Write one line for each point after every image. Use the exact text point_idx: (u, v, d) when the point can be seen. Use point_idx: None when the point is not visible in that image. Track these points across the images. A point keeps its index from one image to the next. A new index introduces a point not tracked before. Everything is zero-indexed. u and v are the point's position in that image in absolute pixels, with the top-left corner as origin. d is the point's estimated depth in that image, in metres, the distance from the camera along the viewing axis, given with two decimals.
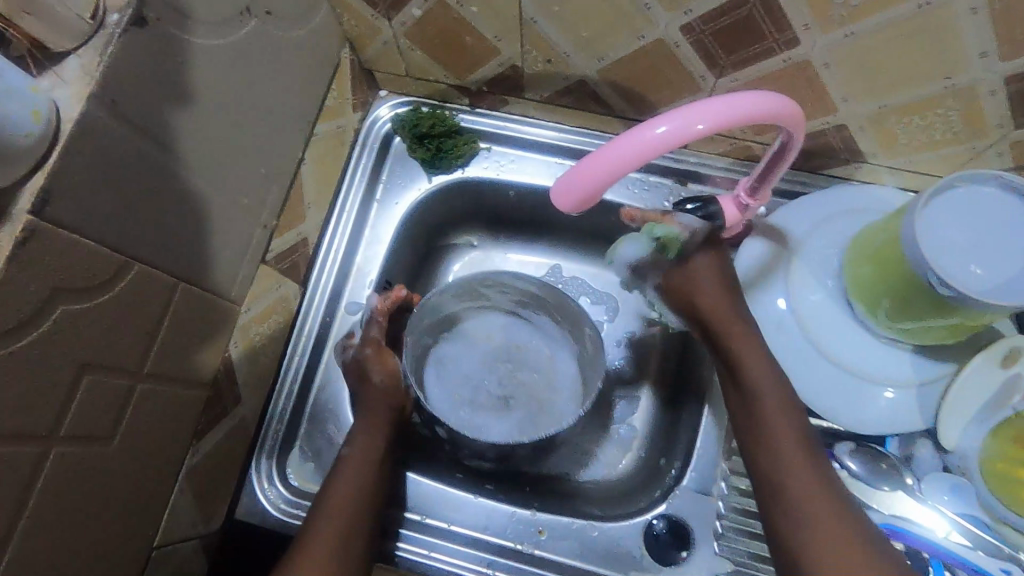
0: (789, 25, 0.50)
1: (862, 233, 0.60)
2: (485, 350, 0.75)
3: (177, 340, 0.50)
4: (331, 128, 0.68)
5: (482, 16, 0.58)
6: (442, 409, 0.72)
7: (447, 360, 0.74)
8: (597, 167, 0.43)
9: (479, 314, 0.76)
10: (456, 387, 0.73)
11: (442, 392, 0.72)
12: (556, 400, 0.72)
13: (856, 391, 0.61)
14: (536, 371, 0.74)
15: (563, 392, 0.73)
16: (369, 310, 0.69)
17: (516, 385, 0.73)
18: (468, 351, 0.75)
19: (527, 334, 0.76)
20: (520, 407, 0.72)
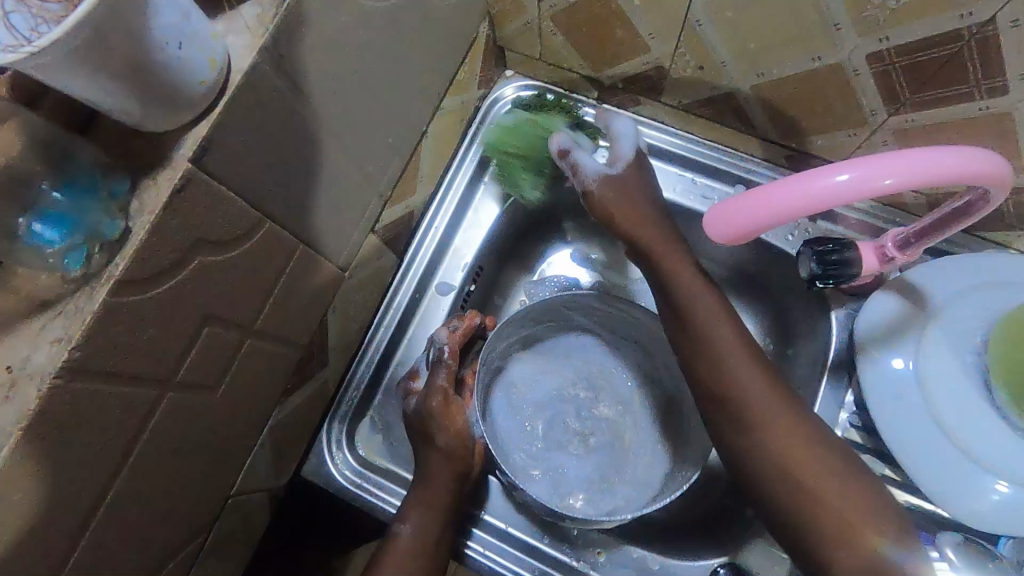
0: (1002, 72, 0.44)
1: (1020, 313, 0.53)
2: (560, 375, 0.71)
3: (284, 301, 0.49)
4: (455, 102, 0.66)
5: (642, 11, 0.54)
6: (507, 435, 0.67)
7: (519, 387, 0.70)
8: (759, 206, 0.40)
9: (560, 336, 0.72)
10: (526, 419, 0.69)
11: (509, 421, 0.68)
12: (640, 439, 0.69)
13: (978, 482, 0.55)
14: (619, 404, 0.70)
15: (649, 430, 0.69)
16: (438, 349, 0.64)
17: (596, 418, 0.70)
18: (545, 374, 0.71)
19: (609, 359, 0.72)
20: (599, 445, 0.68)
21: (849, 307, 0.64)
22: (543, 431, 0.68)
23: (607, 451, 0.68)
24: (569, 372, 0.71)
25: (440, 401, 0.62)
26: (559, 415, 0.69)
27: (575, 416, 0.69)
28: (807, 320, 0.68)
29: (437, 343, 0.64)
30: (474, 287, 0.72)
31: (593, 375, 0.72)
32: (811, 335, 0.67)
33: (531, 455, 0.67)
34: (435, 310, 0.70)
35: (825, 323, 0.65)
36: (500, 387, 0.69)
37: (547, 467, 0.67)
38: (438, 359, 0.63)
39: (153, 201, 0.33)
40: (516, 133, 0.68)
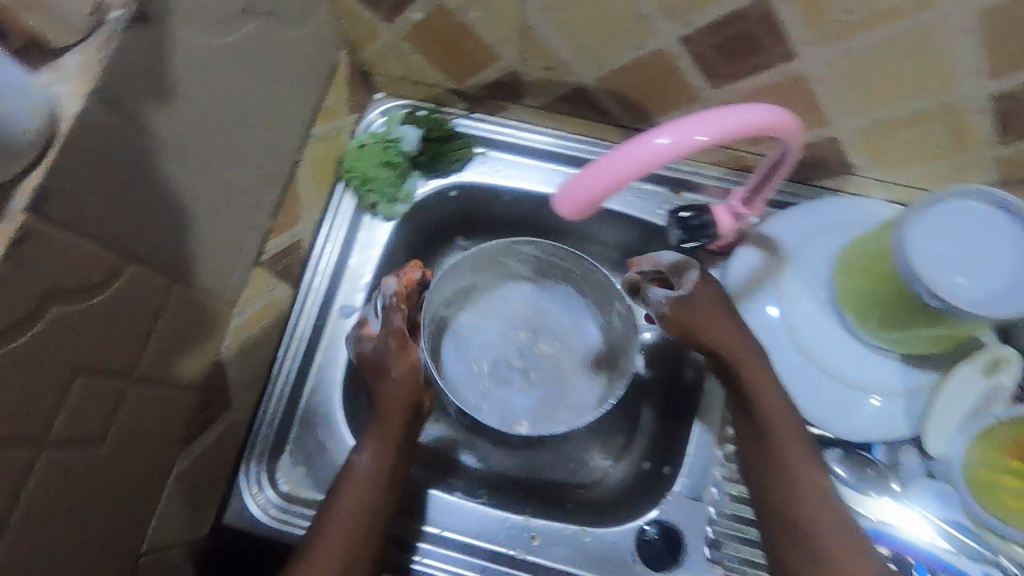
0: (787, 40, 0.51)
1: (852, 245, 0.61)
2: (505, 319, 0.76)
3: (168, 343, 0.49)
4: (327, 129, 0.68)
5: (484, 22, 0.58)
6: (458, 380, 0.73)
7: (466, 333, 0.75)
8: (602, 177, 0.44)
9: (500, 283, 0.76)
10: (475, 365, 0.74)
11: (456, 364, 0.73)
12: (580, 372, 0.74)
13: (849, 399, 0.62)
14: (559, 342, 0.75)
15: (588, 363, 0.74)
16: (387, 297, 0.64)
17: (537, 357, 0.74)
18: (489, 318, 0.76)
19: (549, 301, 0.76)
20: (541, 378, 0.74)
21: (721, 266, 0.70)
22: (489, 371, 0.73)
23: (548, 386, 0.74)
24: (510, 316, 0.76)
25: (395, 342, 0.62)
26: (505, 355, 0.74)
27: (519, 355, 0.74)
28: None
29: (386, 291, 0.65)
30: None
31: (534, 315, 0.76)
32: None
33: (479, 400, 0.72)
34: (341, 335, 0.70)
35: None
36: (449, 339, 0.74)
37: (491, 403, 0.73)
38: (390, 305, 0.64)
39: None
40: (359, 157, 0.71)
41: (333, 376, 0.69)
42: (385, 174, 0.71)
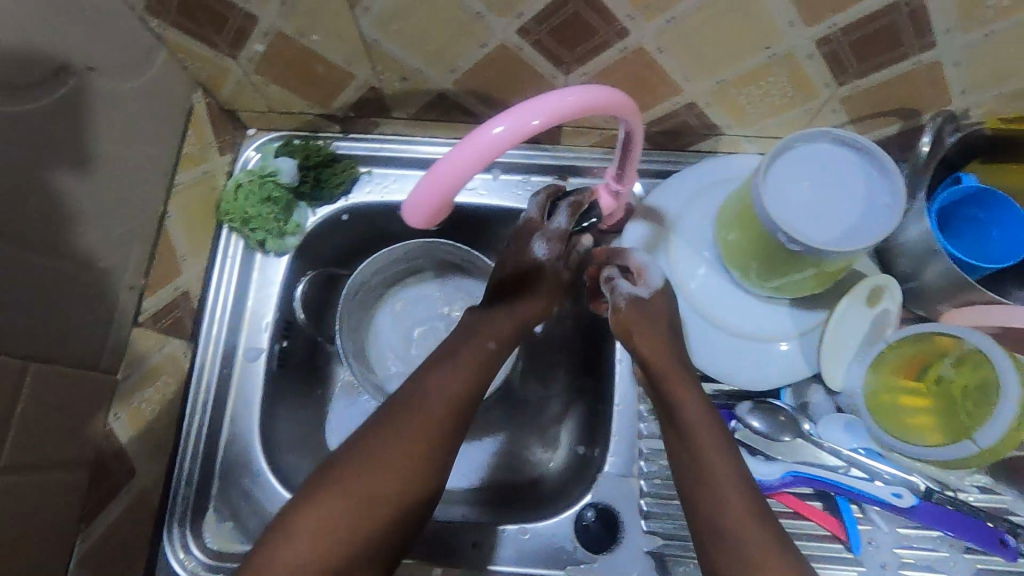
0: (614, 17, 0.52)
1: (727, 202, 0.63)
2: (436, 293, 0.81)
3: (35, 423, 0.47)
4: (196, 175, 0.66)
5: (325, 43, 0.58)
6: (393, 347, 0.79)
7: (402, 305, 0.81)
8: (443, 177, 0.43)
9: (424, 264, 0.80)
10: (394, 336, 0.79)
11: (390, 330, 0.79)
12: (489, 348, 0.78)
13: (750, 353, 0.64)
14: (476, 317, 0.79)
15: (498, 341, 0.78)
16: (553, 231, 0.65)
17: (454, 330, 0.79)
18: (423, 290, 0.81)
19: (474, 284, 0.80)
20: None
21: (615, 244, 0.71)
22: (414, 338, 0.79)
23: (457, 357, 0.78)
24: (445, 292, 0.81)
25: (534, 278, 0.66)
26: (428, 324, 0.80)
27: (437, 325, 0.80)
28: None
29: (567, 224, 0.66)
30: (286, 343, 0.71)
31: (457, 289, 0.80)
32: None
33: (369, 359, 0.77)
34: (250, 380, 0.68)
35: None
36: (384, 313, 0.80)
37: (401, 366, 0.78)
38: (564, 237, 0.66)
39: None
40: (237, 197, 0.69)
41: (249, 422, 0.67)
42: (266, 210, 0.69)
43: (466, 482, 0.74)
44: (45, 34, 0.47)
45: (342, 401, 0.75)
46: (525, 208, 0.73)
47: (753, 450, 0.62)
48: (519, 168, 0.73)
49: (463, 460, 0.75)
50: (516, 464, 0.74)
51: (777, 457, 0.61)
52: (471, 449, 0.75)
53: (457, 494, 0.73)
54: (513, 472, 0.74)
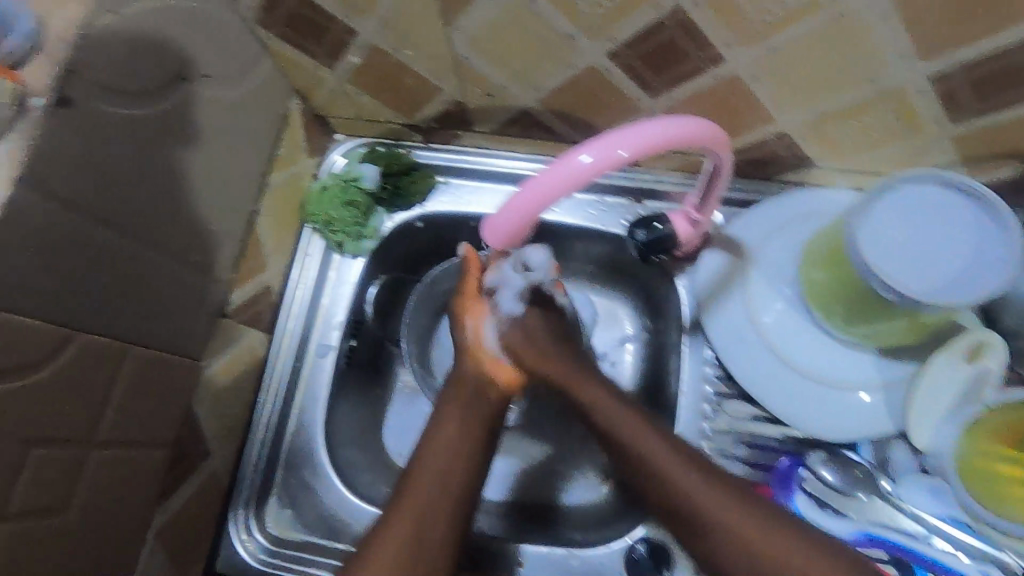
0: (710, 44, 0.50)
1: (815, 237, 0.60)
2: None
3: (133, 405, 0.50)
4: (285, 177, 0.70)
5: (416, 58, 0.59)
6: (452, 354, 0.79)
7: None
8: (527, 197, 0.43)
9: None
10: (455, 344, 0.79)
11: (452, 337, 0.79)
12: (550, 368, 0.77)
13: (827, 401, 0.60)
14: None
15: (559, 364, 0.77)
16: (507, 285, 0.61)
17: None
18: None
19: None
20: None
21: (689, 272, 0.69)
22: None
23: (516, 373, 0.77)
24: None
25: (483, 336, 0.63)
26: None
27: None
28: (658, 292, 0.72)
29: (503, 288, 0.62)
30: (354, 343, 0.74)
31: None
32: (666, 304, 0.72)
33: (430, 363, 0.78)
34: (318, 376, 0.71)
35: (674, 291, 0.69)
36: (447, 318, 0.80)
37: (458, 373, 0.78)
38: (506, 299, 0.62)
39: None
40: (322, 200, 0.72)
41: (314, 416, 0.69)
42: (348, 214, 0.72)
43: (499, 493, 0.72)
44: (168, 43, 0.50)
45: (401, 402, 0.77)
46: (597, 228, 0.72)
47: (823, 504, 0.59)
48: (594, 187, 0.72)
49: (497, 469, 0.73)
50: (539, 482, 0.73)
51: (850, 515, 0.58)
52: (503, 462, 0.73)
53: (485, 504, 0.71)
54: (545, 490, 0.72)
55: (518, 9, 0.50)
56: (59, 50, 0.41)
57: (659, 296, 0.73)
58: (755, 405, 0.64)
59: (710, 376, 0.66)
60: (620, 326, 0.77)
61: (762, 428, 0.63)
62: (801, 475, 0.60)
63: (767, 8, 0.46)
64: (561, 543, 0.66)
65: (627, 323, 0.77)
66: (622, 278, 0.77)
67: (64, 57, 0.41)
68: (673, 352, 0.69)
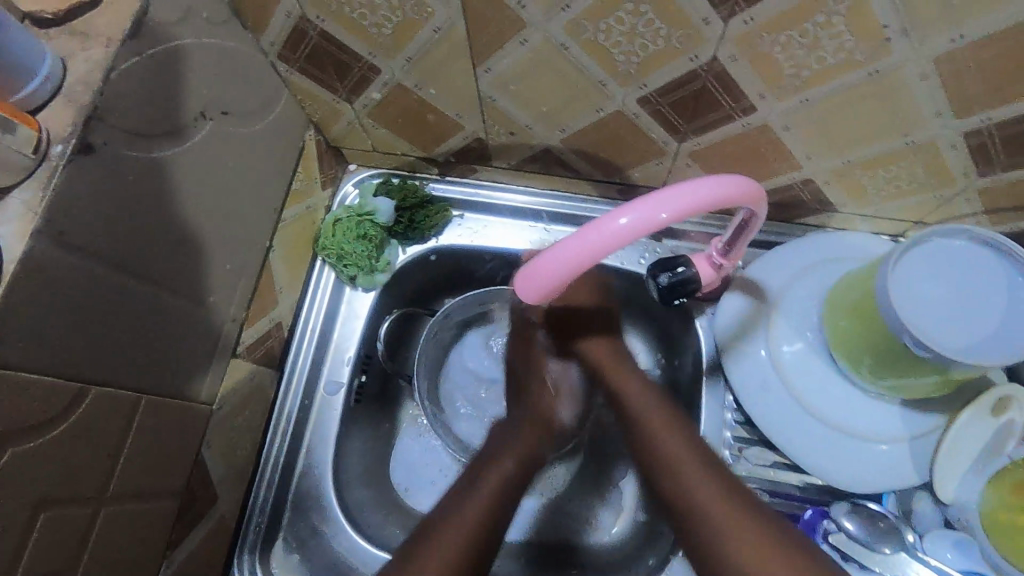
0: (744, 94, 0.50)
1: (840, 284, 0.60)
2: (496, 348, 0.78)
3: (145, 456, 0.48)
4: (300, 210, 0.68)
5: (441, 97, 0.58)
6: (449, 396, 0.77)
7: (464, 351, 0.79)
8: (563, 256, 0.41)
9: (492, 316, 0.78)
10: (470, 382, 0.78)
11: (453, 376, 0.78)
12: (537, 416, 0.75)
13: (849, 450, 0.60)
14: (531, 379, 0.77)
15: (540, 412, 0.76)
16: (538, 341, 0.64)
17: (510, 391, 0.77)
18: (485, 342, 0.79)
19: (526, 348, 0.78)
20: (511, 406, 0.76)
21: (708, 313, 0.68)
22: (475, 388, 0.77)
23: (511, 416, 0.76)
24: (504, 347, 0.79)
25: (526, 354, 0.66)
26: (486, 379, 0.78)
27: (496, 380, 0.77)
28: (676, 332, 0.71)
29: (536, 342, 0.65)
30: (365, 378, 0.72)
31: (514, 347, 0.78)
32: (684, 344, 0.71)
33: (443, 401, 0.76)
34: (327, 414, 0.69)
35: (692, 333, 0.69)
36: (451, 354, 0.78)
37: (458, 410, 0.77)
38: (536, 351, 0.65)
39: None
40: (335, 233, 0.70)
41: (324, 456, 0.67)
42: (361, 248, 0.69)
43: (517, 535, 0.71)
44: (190, 81, 0.49)
45: (409, 438, 0.76)
46: (616, 266, 0.71)
47: (847, 556, 0.58)
48: None
49: (521, 510, 0.72)
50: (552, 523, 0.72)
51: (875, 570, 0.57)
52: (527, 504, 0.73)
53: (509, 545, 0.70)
54: (557, 530, 0.72)
55: (550, 55, 0.50)
56: (82, 94, 0.40)
57: (676, 336, 0.72)
58: (775, 452, 0.64)
59: (730, 421, 0.65)
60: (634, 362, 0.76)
61: (784, 474, 0.63)
62: (824, 527, 0.59)
63: (806, 63, 0.45)
64: None
65: (641, 359, 0.76)
66: (637, 316, 0.75)
67: (87, 102, 0.40)
68: (692, 394, 0.68)
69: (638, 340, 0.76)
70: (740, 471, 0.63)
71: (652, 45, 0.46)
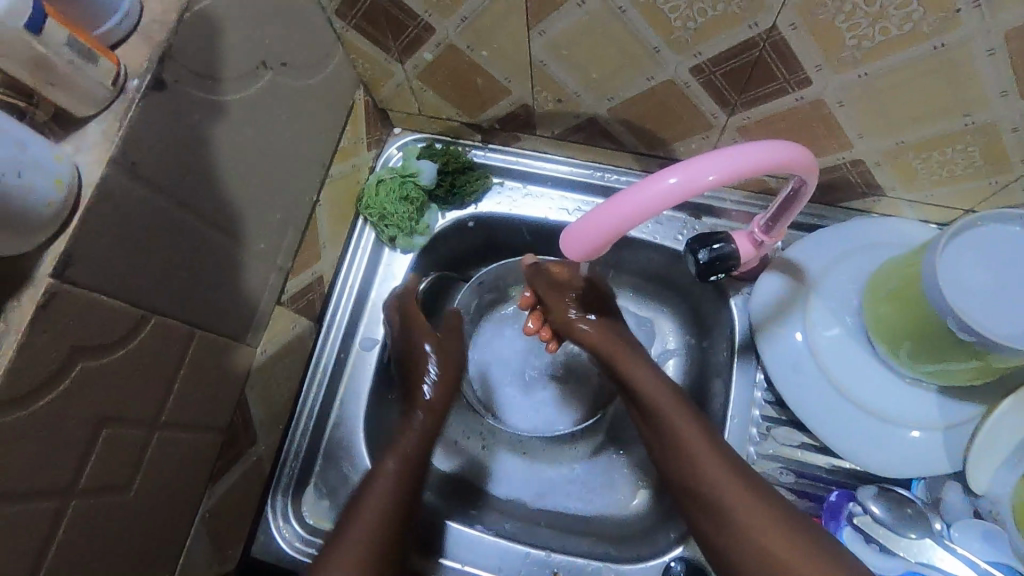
0: (801, 67, 0.49)
1: (883, 268, 0.59)
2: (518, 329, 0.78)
3: (193, 390, 0.50)
4: (345, 168, 0.69)
5: (492, 60, 0.59)
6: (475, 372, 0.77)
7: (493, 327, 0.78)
8: (608, 215, 0.41)
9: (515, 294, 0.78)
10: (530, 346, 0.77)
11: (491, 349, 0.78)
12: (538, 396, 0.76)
13: (881, 434, 0.59)
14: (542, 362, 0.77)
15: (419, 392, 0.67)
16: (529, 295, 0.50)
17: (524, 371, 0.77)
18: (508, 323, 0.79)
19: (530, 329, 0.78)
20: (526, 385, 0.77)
21: (744, 293, 0.68)
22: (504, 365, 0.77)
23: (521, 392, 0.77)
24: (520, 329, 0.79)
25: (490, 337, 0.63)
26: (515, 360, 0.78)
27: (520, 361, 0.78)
28: (710, 312, 0.71)
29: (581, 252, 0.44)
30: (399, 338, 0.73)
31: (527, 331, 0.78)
32: (717, 324, 0.71)
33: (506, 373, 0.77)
34: (362, 368, 0.71)
35: (726, 311, 0.68)
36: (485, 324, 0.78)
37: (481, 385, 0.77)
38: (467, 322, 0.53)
39: (16, 319, 0.35)
40: (378, 193, 0.71)
41: (356, 408, 0.69)
42: (403, 209, 0.71)
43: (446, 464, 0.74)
44: (251, 30, 0.50)
45: None
46: (650, 241, 0.71)
47: (869, 538, 0.59)
48: None
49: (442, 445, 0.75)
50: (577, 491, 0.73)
51: (897, 552, 0.58)
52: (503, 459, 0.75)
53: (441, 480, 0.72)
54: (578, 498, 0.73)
55: (606, 18, 0.50)
56: (158, 33, 0.41)
57: (709, 317, 0.71)
58: (804, 434, 0.64)
59: (759, 400, 0.65)
60: (663, 340, 0.76)
61: (811, 456, 0.63)
62: (850, 510, 0.60)
63: (869, 35, 0.44)
64: (570, 547, 0.66)
65: (670, 337, 0.76)
66: (670, 294, 0.75)
67: (162, 41, 0.41)
68: (722, 373, 0.68)
69: (669, 320, 0.76)
70: (767, 450, 0.64)
71: (712, 10, 0.46)
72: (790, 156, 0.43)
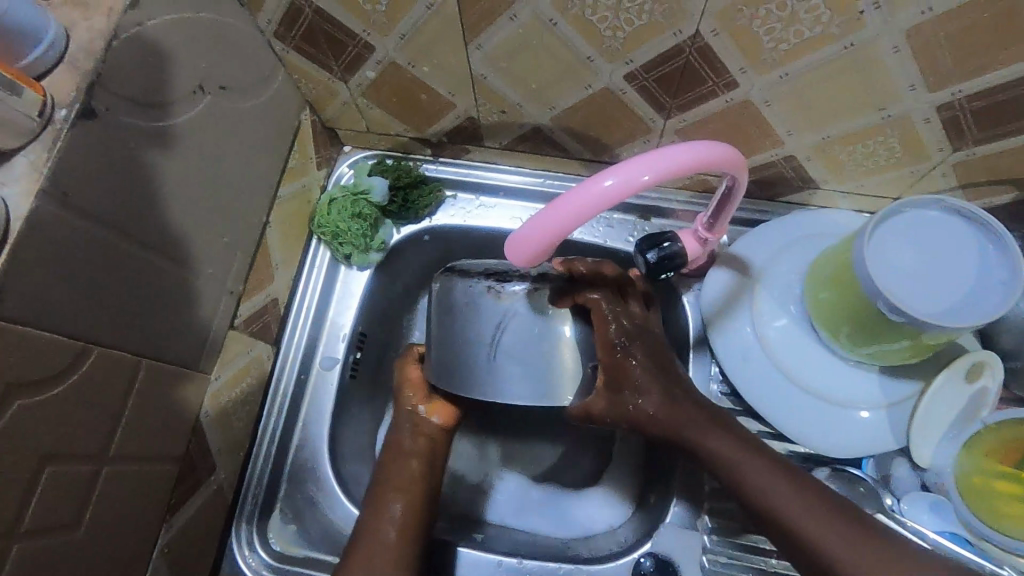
0: (726, 70, 0.51)
1: (821, 256, 0.61)
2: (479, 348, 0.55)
3: (144, 421, 0.49)
4: (295, 188, 0.69)
5: (434, 74, 0.60)
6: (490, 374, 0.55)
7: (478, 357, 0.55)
8: (550, 215, 0.42)
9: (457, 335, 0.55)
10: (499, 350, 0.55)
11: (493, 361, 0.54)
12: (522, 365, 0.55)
13: (832, 418, 0.62)
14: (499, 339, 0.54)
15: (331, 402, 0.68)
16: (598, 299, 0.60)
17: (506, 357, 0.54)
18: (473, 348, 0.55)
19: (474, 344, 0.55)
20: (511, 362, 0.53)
21: (695, 290, 0.70)
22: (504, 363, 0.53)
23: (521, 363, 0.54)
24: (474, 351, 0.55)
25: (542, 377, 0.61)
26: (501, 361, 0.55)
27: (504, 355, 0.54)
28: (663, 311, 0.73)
29: (532, 254, 0.44)
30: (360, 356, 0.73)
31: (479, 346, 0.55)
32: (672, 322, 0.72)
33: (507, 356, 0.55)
34: (324, 388, 0.70)
35: (679, 308, 0.70)
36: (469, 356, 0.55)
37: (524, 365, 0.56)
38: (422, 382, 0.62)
39: None
40: (330, 211, 0.71)
41: (320, 429, 0.69)
42: (356, 226, 0.71)
43: None
44: (185, 55, 0.50)
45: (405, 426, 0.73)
46: (602, 244, 0.73)
47: None
48: None
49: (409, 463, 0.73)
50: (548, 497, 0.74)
51: None
52: (513, 483, 0.75)
53: None
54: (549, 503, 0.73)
55: (540, 30, 0.51)
56: (85, 61, 0.41)
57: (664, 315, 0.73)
58: (759, 422, 0.66)
59: (716, 392, 0.68)
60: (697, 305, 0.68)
61: (768, 443, 0.65)
62: None
63: (785, 38, 0.47)
64: (540, 553, 0.66)
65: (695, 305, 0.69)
66: None
67: (90, 70, 0.41)
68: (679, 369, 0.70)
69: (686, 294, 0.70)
70: None
71: (637, 20, 0.48)
72: (722, 155, 0.45)
